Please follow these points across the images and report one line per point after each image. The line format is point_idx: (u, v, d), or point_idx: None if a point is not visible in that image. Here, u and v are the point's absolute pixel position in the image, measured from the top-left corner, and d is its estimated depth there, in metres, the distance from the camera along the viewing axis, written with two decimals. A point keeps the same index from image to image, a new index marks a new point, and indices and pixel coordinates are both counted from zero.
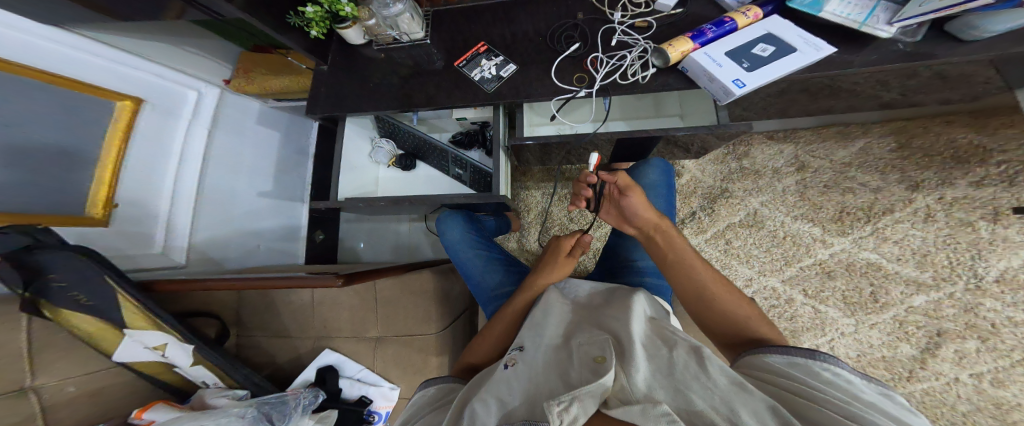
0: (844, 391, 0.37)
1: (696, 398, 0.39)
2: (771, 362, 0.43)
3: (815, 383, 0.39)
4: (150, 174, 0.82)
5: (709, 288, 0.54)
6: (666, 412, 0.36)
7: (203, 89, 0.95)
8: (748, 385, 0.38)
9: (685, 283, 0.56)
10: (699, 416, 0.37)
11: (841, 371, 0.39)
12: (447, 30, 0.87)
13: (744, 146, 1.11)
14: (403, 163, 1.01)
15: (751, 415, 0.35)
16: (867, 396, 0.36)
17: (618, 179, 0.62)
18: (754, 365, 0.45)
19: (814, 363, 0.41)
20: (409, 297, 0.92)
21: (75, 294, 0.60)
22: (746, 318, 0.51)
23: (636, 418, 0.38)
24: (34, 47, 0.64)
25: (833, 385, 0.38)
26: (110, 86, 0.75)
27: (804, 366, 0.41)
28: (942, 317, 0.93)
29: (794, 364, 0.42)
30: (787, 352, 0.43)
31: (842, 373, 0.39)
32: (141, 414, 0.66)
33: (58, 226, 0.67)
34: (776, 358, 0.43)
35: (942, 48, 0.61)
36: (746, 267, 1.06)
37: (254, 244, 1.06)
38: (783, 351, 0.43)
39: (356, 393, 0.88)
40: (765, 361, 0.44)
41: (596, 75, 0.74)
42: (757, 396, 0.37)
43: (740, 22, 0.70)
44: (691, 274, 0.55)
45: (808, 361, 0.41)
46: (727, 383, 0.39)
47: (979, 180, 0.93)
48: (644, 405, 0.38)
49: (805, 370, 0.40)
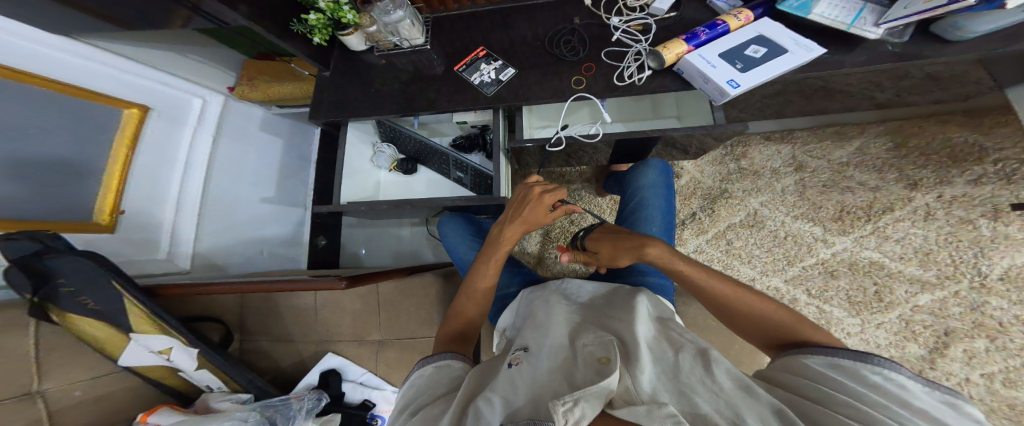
0: (891, 398, 0.36)
1: (700, 400, 0.39)
2: (809, 364, 0.42)
3: (854, 388, 0.37)
4: (157, 180, 0.84)
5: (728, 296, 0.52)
6: (671, 414, 0.36)
7: (208, 96, 0.97)
8: (755, 389, 0.38)
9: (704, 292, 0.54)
10: (702, 418, 0.37)
11: (893, 377, 0.37)
12: (445, 36, 0.89)
13: (742, 147, 1.12)
14: (404, 167, 1.03)
15: (756, 419, 0.35)
16: (920, 405, 0.34)
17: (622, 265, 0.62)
18: (790, 364, 0.44)
19: (864, 366, 0.39)
20: (412, 300, 0.93)
21: (84, 298, 0.62)
22: (782, 324, 0.49)
23: (640, 418, 0.38)
24: (56, 60, 0.68)
25: (878, 391, 0.36)
26: (117, 94, 0.77)
27: (850, 369, 0.39)
28: (948, 316, 0.93)
29: (838, 366, 0.40)
30: (833, 353, 0.41)
31: (895, 378, 0.37)
32: (147, 417, 0.66)
33: (67, 233, 0.68)
34: (815, 359, 0.42)
35: (928, 49, 0.62)
36: (749, 268, 1.06)
37: (257, 249, 1.08)
38: (825, 352, 0.42)
39: (358, 397, 0.88)
40: (803, 362, 0.43)
41: (625, 69, 0.74)
42: (763, 400, 0.37)
43: (732, 25, 0.71)
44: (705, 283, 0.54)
45: (857, 364, 0.39)
46: (733, 387, 0.39)
47: (976, 179, 0.92)
48: (649, 406, 0.38)
49: (848, 373, 0.39)
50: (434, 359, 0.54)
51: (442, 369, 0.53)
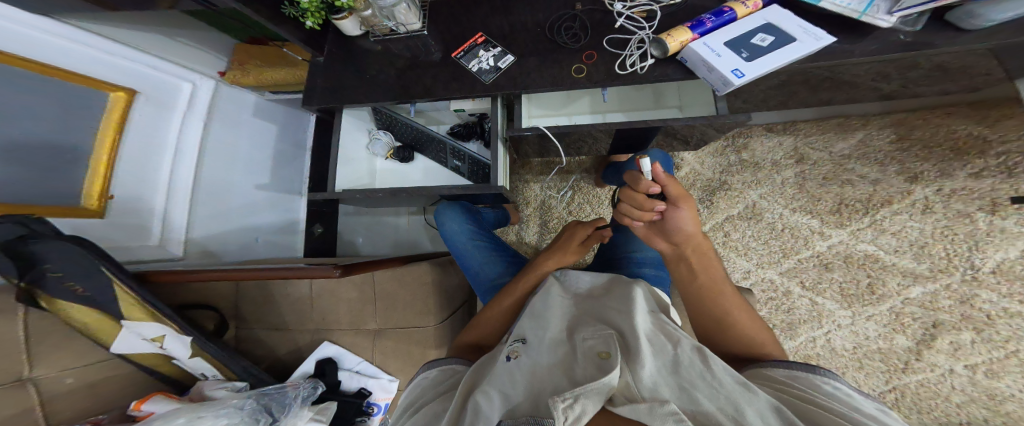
0: (842, 401, 0.37)
1: (702, 398, 0.38)
2: (772, 374, 0.45)
3: (814, 393, 0.39)
4: (147, 164, 0.82)
5: (721, 287, 0.52)
6: (674, 412, 0.35)
7: (198, 81, 0.94)
8: (752, 385, 0.39)
9: (705, 277, 0.53)
10: (706, 417, 0.37)
11: (841, 386, 0.39)
12: (443, 21, 0.86)
13: (743, 138, 1.11)
14: (401, 155, 1.01)
15: (756, 415, 0.35)
16: (866, 408, 0.36)
17: (670, 187, 0.49)
18: (757, 375, 0.47)
19: (816, 376, 0.41)
20: (409, 289, 0.91)
21: (70, 284, 0.60)
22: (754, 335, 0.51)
23: (642, 416, 0.37)
24: (40, 42, 0.65)
25: (831, 396, 0.38)
26: (102, 76, 0.74)
27: (806, 378, 0.42)
28: (938, 309, 0.94)
29: (794, 376, 0.43)
30: (790, 366, 0.44)
31: (842, 387, 0.39)
32: (141, 405, 0.66)
33: (52, 217, 0.66)
34: (778, 370, 0.45)
35: (941, 37, 0.61)
36: (744, 260, 1.08)
37: (252, 237, 1.07)
38: (784, 364, 0.45)
39: (355, 385, 0.88)
40: (767, 373, 0.45)
41: (630, 57, 0.73)
42: (761, 396, 0.37)
43: (739, 12, 0.70)
44: (712, 268, 0.53)
45: (809, 374, 0.42)
46: (732, 382, 0.39)
47: (978, 172, 0.92)
48: (651, 404, 0.37)
49: (806, 382, 0.41)
50: (439, 363, 0.57)
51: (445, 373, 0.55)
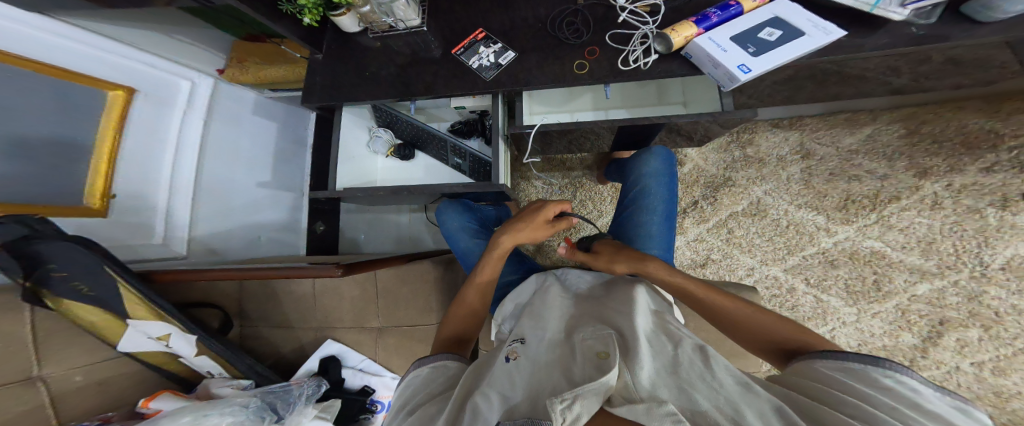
0: (901, 401, 0.34)
1: (701, 397, 0.38)
2: (819, 365, 0.41)
3: (867, 391, 0.36)
4: (146, 162, 0.82)
5: (691, 290, 0.55)
6: (672, 412, 0.35)
7: (197, 79, 0.93)
8: (754, 385, 0.38)
9: (670, 287, 0.57)
10: (703, 417, 0.35)
11: (907, 380, 0.35)
12: (443, 17, 0.85)
13: (749, 133, 1.09)
14: (402, 153, 1.00)
15: (756, 415, 0.35)
16: (931, 410, 0.33)
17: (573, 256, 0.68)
18: (801, 366, 0.43)
19: (874, 369, 0.37)
20: (410, 287, 0.92)
21: (77, 284, 0.60)
22: (761, 325, 0.50)
23: (640, 417, 0.36)
24: (34, 40, 0.65)
25: (889, 394, 0.35)
26: (100, 74, 0.73)
27: (861, 371, 0.38)
28: (945, 306, 0.93)
29: (847, 368, 0.39)
30: (842, 357, 0.40)
31: (906, 381, 0.35)
32: (148, 403, 0.67)
33: (55, 217, 0.67)
34: (826, 362, 0.41)
35: (957, 30, 0.59)
36: (748, 257, 1.07)
37: (255, 235, 1.07)
38: (835, 356, 0.41)
39: (358, 382, 0.89)
40: (813, 364, 0.42)
41: (635, 52, 0.71)
42: (762, 396, 0.37)
43: (746, 7, 0.68)
44: (670, 277, 0.57)
45: (867, 367, 0.38)
46: (733, 383, 0.39)
47: (989, 167, 0.90)
48: (649, 404, 0.36)
49: (859, 376, 0.38)
50: (429, 360, 0.55)
51: (436, 370, 0.54)
